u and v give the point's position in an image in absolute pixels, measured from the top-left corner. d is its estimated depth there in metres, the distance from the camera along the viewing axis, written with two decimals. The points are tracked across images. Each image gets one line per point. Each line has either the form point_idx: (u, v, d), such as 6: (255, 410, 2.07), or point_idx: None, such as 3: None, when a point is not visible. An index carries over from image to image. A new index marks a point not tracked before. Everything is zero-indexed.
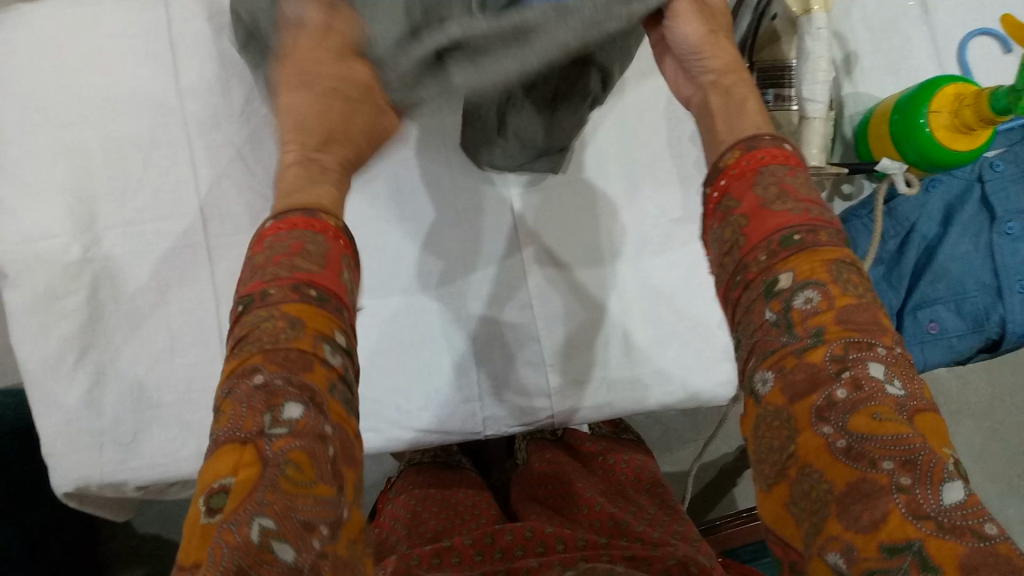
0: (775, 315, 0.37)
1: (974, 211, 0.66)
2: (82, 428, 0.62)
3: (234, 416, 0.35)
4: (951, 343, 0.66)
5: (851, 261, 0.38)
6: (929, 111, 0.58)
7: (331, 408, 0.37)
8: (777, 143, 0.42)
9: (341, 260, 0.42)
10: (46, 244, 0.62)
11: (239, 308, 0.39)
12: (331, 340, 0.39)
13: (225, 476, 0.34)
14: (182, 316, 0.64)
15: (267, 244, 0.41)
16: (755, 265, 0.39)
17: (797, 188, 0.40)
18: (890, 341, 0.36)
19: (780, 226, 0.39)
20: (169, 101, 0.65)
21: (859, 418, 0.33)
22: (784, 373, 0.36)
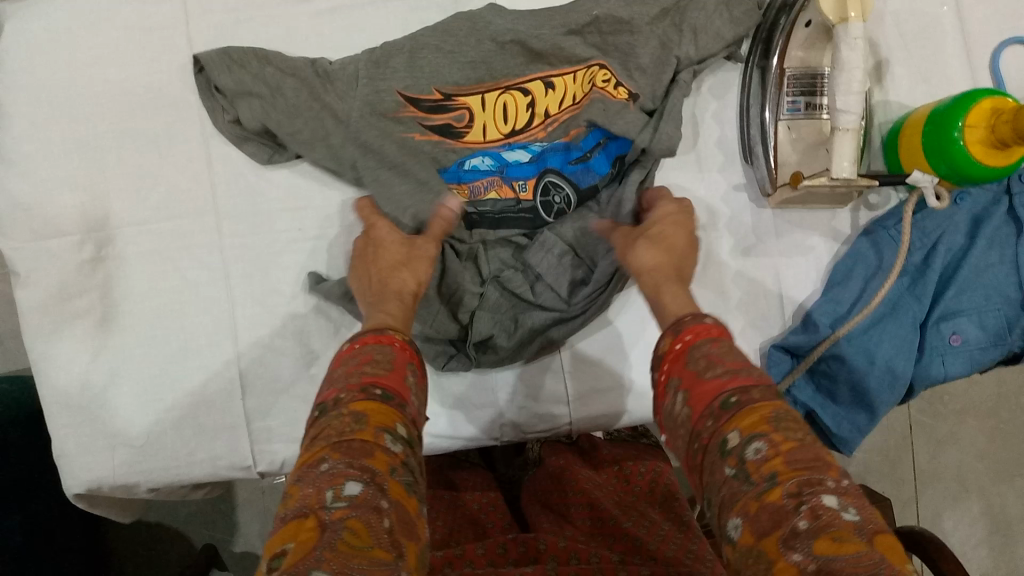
0: (734, 471, 0.38)
1: (1001, 224, 0.64)
2: (95, 429, 0.61)
3: (301, 496, 0.38)
4: (972, 355, 0.64)
5: (787, 413, 0.40)
6: (964, 125, 0.56)
7: (393, 487, 0.39)
8: (700, 321, 0.47)
9: (404, 368, 0.47)
10: (59, 243, 0.61)
11: (314, 413, 0.43)
12: (392, 431, 0.42)
13: (286, 542, 0.36)
14: (197, 317, 0.62)
15: (341, 359, 0.47)
16: (706, 430, 0.41)
17: (725, 356, 0.43)
18: (838, 474, 0.37)
19: (717, 392, 0.41)
20: (185, 98, 0.63)
21: (823, 541, 0.33)
22: (751, 516, 0.36)
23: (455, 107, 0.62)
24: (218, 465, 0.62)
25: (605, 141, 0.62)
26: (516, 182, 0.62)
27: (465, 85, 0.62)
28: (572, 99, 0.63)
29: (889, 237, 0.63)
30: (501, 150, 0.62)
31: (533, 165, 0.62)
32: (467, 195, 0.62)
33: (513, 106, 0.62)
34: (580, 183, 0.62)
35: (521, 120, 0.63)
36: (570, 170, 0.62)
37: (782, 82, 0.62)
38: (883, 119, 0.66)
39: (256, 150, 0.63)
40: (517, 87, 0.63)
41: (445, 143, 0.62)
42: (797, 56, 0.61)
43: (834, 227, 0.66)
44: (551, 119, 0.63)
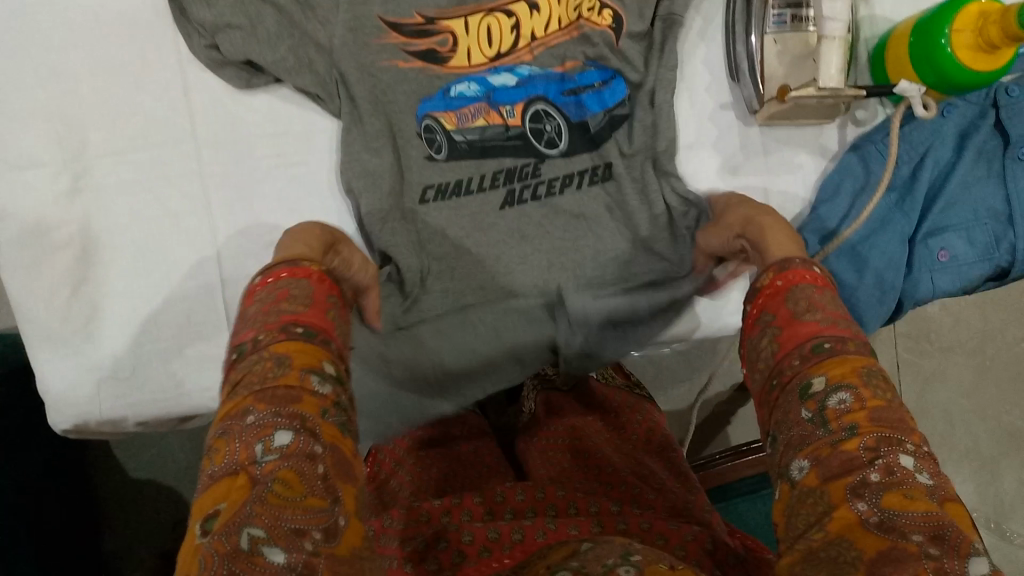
0: (812, 413, 0.41)
1: (987, 137, 0.64)
2: (79, 363, 0.60)
3: (228, 452, 0.38)
4: (960, 271, 0.63)
5: (878, 369, 0.42)
6: (951, 31, 0.56)
7: (324, 430, 0.39)
8: (806, 266, 0.48)
9: (326, 298, 0.47)
10: (36, 173, 0.60)
11: (233, 356, 0.43)
12: (318, 371, 0.42)
13: (217, 503, 0.36)
14: (180, 248, 0.62)
15: (257, 297, 0.46)
16: (790, 368, 0.44)
17: (826, 304, 0.45)
18: (917, 439, 0.40)
19: (812, 335, 0.44)
20: (160, 24, 0.61)
21: (892, 496, 0.37)
22: (820, 460, 0.39)
23: (438, 31, 0.61)
24: (207, 397, 0.62)
25: (600, 83, 0.62)
26: (503, 107, 0.62)
27: (446, 8, 0.61)
28: (557, 23, 0.62)
29: (878, 151, 0.63)
30: (487, 76, 0.62)
31: (521, 91, 0.62)
32: (455, 122, 0.61)
33: (497, 28, 0.61)
34: (571, 116, 0.62)
35: (506, 44, 0.62)
36: (562, 101, 0.62)
37: None
38: (870, 34, 0.65)
39: (234, 74, 0.61)
40: (500, 10, 0.61)
41: (430, 69, 0.61)
42: None
43: (820, 144, 0.66)
44: (537, 43, 0.62)
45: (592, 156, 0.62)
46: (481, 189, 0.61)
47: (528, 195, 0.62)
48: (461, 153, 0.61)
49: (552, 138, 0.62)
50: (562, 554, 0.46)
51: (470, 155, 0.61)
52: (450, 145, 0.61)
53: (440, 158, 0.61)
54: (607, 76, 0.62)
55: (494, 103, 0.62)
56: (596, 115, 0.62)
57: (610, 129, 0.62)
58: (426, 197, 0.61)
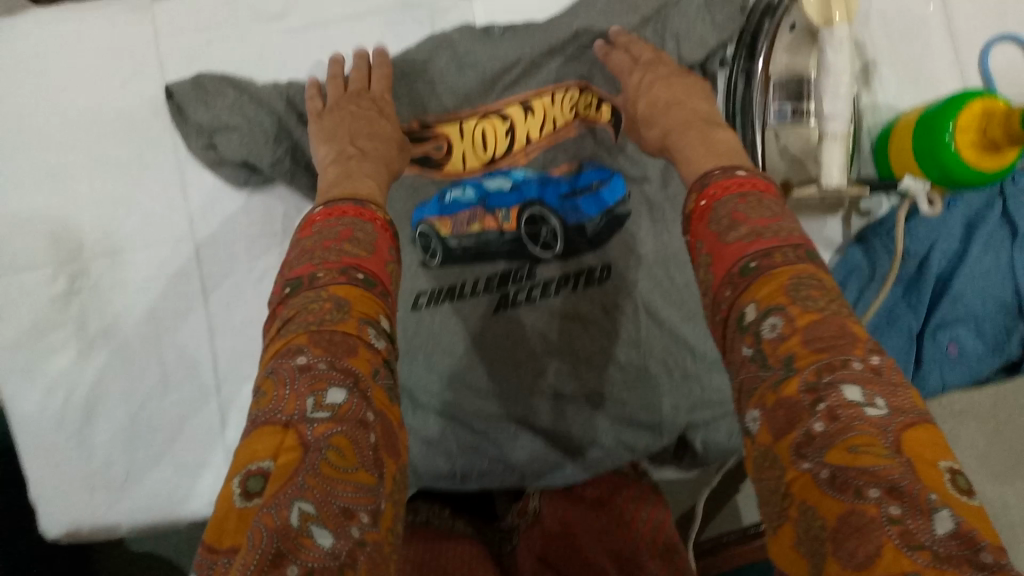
0: (751, 351, 0.34)
1: (995, 228, 0.63)
2: (71, 468, 0.60)
3: (276, 397, 0.35)
4: (969, 364, 0.64)
5: (813, 278, 0.35)
6: (954, 128, 0.55)
7: (376, 394, 0.36)
8: (732, 173, 0.42)
9: (387, 249, 0.43)
10: (31, 276, 0.59)
11: (287, 290, 0.40)
12: (375, 324, 0.38)
13: (261, 459, 0.33)
14: (174, 350, 0.61)
15: (316, 232, 0.42)
16: (725, 302, 0.37)
17: (750, 215, 0.39)
18: (865, 352, 0.32)
19: (738, 257, 0.37)
20: (154, 121, 0.60)
21: (836, 451, 0.30)
22: (768, 411, 0.32)
23: (434, 138, 0.63)
24: (202, 502, 0.61)
25: (598, 183, 0.63)
26: (498, 211, 0.62)
27: (442, 113, 0.63)
28: (551, 124, 0.63)
29: (884, 247, 0.62)
30: (483, 180, 0.63)
31: (516, 195, 0.63)
32: (449, 228, 0.62)
33: (491, 133, 0.63)
34: (567, 218, 0.62)
35: (501, 147, 0.63)
36: (558, 204, 0.62)
37: (767, 88, 0.59)
38: (872, 121, 0.64)
39: (232, 174, 0.60)
40: (496, 114, 0.63)
41: (425, 173, 0.63)
42: (782, 62, 0.59)
43: (825, 235, 0.65)
44: (532, 145, 0.64)
45: (590, 258, 0.61)
46: (475, 293, 0.61)
47: (522, 299, 0.61)
48: (455, 259, 0.62)
49: (548, 239, 0.62)
50: None
51: (463, 262, 0.62)
52: (442, 252, 0.62)
53: (434, 263, 0.62)
54: (606, 175, 0.63)
55: (488, 207, 0.62)
56: (593, 218, 0.62)
57: (609, 231, 0.62)
58: (418, 302, 0.62)
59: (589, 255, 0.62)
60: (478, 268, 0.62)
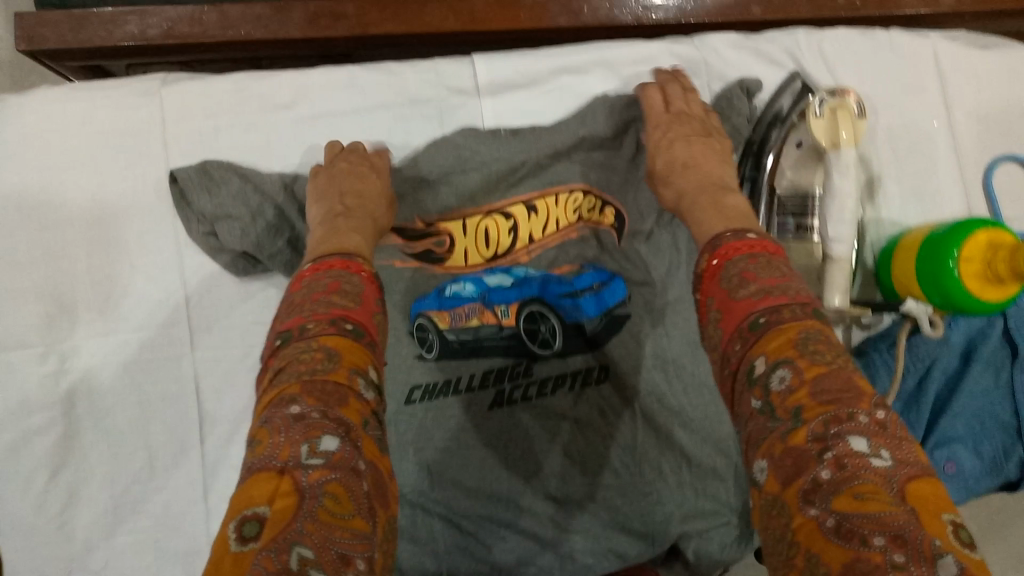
0: (761, 403, 0.38)
1: (996, 346, 0.63)
2: (49, 552, 0.58)
3: (271, 445, 0.36)
4: (966, 483, 0.62)
5: (820, 334, 0.39)
6: (958, 256, 0.55)
7: (366, 443, 0.39)
8: (739, 237, 0.47)
9: (374, 299, 0.47)
10: (21, 355, 0.59)
11: (279, 342, 0.43)
12: (364, 375, 0.41)
13: (258, 504, 0.34)
14: (162, 434, 0.60)
15: (305, 286, 0.46)
16: (734, 354, 0.41)
17: (759, 274, 0.43)
18: (869, 404, 0.36)
19: (748, 312, 0.41)
20: (158, 205, 0.61)
21: (843, 499, 0.33)
22: (778, 460, 0.36)
23: (436, 234, 0.62)
24: None
25: (598, 284, 0.62)
26: (497, 307, 0.61)
27: (443, 211, 0.63)
28: (555, 225, 0.63)
29: (883, 360, 0.62)
30: (483, 276, 0.62)
31: (516, 291, 0.61)
32: (448, 321, 0.60)
33: (494, 230, 0.63)
34: (566, 317, 0.61)
35: (504, 244, 0.63)
36: (559, 302, 0.61)
37: (771, 202, 0.60)
38: (874, 237, 0.64)
39: (231, 262, 0.60)
40: (499, 212, 0.63)
41: (424, 267, 0.62)
42: (787, 176, 0.60)
43: None
44: (534, 245, 0.63)
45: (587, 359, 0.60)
46: (473, 389, 0.59)
47: (519, 397, 0.59)
48: (451, 354, 0.60)
49: (548, 336, 0.61)
50: None
51: (461, 357, 0.60)
52: (439, 346, 0.60)
53: (432, 357, 0.59)
54: (606, 277, 0.62)
55: (487, 302, 0.61)
56: (593, 318, 0.61)
57: (610, 331, 0.61)
58: (413, 397, 0.58)
59: (585, 354, 0.61)
60: (475, 364, 0.60)
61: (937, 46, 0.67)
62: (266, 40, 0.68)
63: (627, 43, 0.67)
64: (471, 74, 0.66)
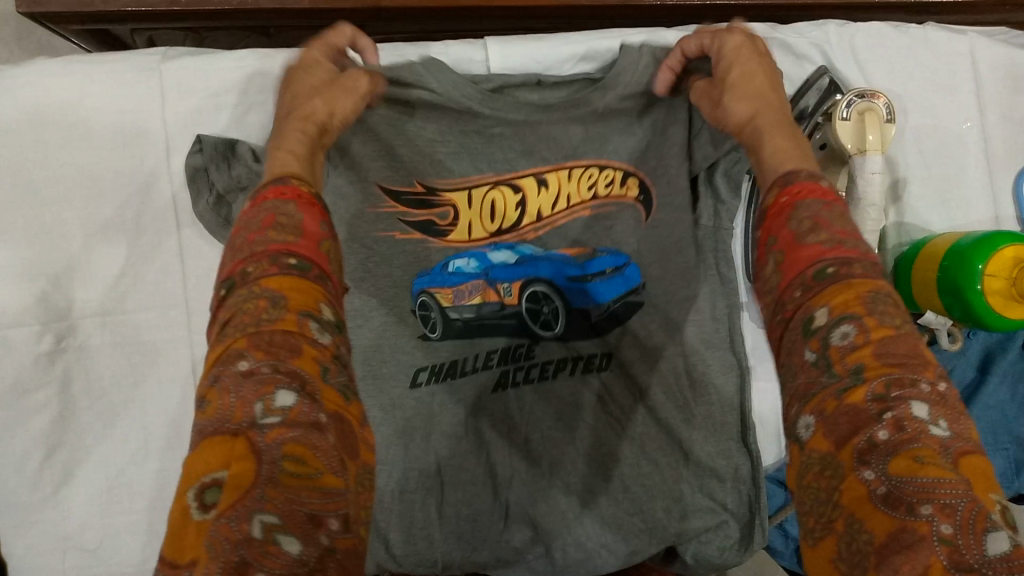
0: (813, 355, 0.33)
1: (1015, 359, 0.61)
2: (44, 531, 0.58)
3: (220, 405, 0.31)
4: None
5: (889, 294, 0.34)
6: (984, 271, 0.52)
7: (326, 394, 0.32)
8: (814, 179, 0.39)
9: (320, 226, 0.38)
10: (16, 333, 0.57)
11: (221, 292, 0.35)
12: (317, 317, 0.34)
13: (215, 469, 0.29)
14: (158, 415, 0.59)
15: (242, 223, 0.37)
16: (792, 302, 0.35)
17: (832, 221, 0.36)
18: (933, 375, 0.31)
19: (814, 260, 0.35)
20: (159, 184, 0.59)
21: (900, 460, 0.29)
22: (827, 417, 0.31)
23: (439, 204, 0.58)
24: None
25: (612, 270, 0.59)
26: (500, 285, 0.58)
27: (452, 178, 0.59)
28: (566, 201, 0.60)
29: None
30: (487, 251, 0.59)
31: (521, 269, 0.59)
32: (452, 300, 0.57)
33: (501, 203, 0.59)
34: (572, 301, 0.59)
35: (511, 219, 0.59)
36: (567, 285, 0.59)
37: None
38: (896, 243, 0.62)
39: (228, 241, 0.57)
40: (507, 184, 0.59)
41: (429, 241, 0.58)
42: None
43: None
44: (543, 222, 0.60)
45: (591, 347, 0.59)
46: (476, 370, 0.58)
47: (525, 381, 0.58)
48: (454, 333, 0.58)
49: (551, 317, 0.59)
50: None
51: (466, 339, 0.58)
52: (444, 325, 0.57)
53: (434, 335, 0.57)
54: (621, 261, 0.59)
55: (493, 279, 0.58)
56: (601, 305, 0.59)
57: (619, 319, 0.59)
58: (418, 379, 0.56)
59: (589, 340, 0.59)
60: (477, 344, 0.58)
61: (974, 44, 0.64)
62: (272, 12, 0.65)
63: (646, 31, 0.65)
64: (484, 60, 0.64)
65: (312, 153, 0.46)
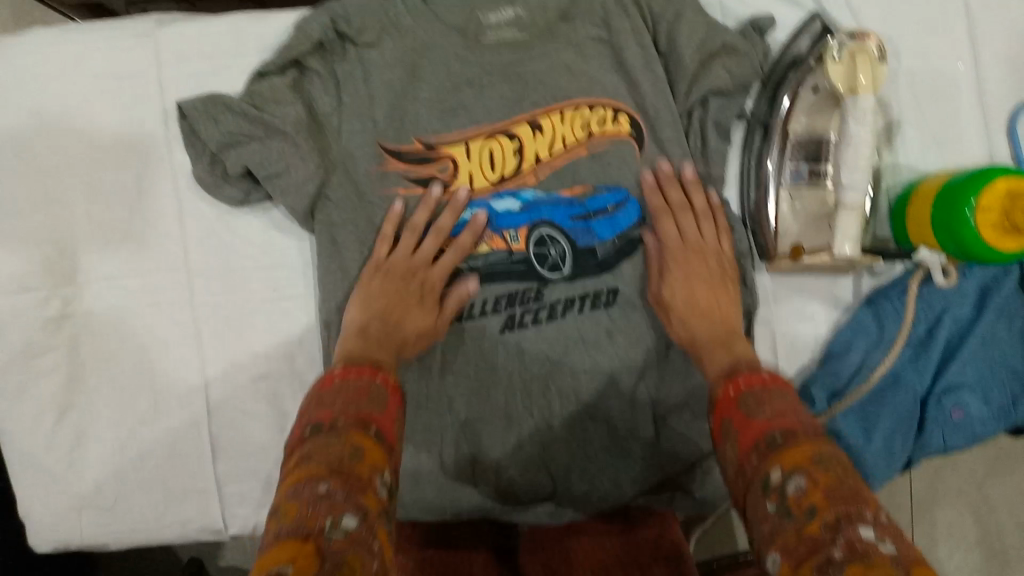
0: (774, 506, 0.38)
1: (1010, 294, 0.62)
2: (62, 490, 0.60)
3: (299, 517, 0.36)
4: (973, 429, 0.61)
5: (833, 455, 0.39)
6: (976, 204, 0.53)
7: (380, 531, 0.38)
8: (757, 372, 0.46)
9: (398, 412, 0.45)
10: (24, 299, 0.59)
11: (304, 432, 0.42)
12: (383, 477, 0.41)
13: (282, 562, 0.34)
14: (166, 377, 0.60)
15: (335, 387, 0.45)
16: (750, 467, 0.41)
17: (782, 402, 0.43)
18: (875, 510, 0.36)
19: (763, 433, 0.41)
20: (157, 149, 0.59)
21: (854, 566, 0.33)
22: (791, 548, 0.35)
23: (438, 158, 0.60)
24: (194, 527, 0.61)
25: (613, 207, 0.61)
26: (506, 232, 0.61)
27: (447, 133, 0.60)
28: (563, 142, 0.61)
29: (893, 309, 0.61)
30: (490, 200, 0.60)
31: (525, 215, 0.60)
32: (457, 249, 0.60)
33: (499, 152, 0.60)
34: (577, 241, 0.61)
35: (509, 167, 0.61)
36: (570, 225, 0.60)
37: (786, 146, 0.58)
38: (891, 184, 0.62)
39: (232, 193, 0.58)
40: (503, 133, 0.60)
41: (432, 197, 0.60)
42: (802, 121, 0.59)
43: (835, 295, 0.64)
44: (543, 166, 0.61)
45: (596, 283, 0.61)
46: (485, 314, 0.61)
47: (534, 323, 0.61)
48: (462, 280, 0.61)
49: (558, 259, 0.61)
50: None
51: (474, 286, 0.61)
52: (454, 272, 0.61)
53: None
54: (621, 197, 0.61)
55: (498, 225, 0.61)
56: (605, 242, 0.61)
57: (620, 255, 0.61)
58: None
59: (596, 278, 0.61)
60: (486, 288, 0.61)
61: None
62: None
63: None
64: None
65: (390, 352, 0.52)
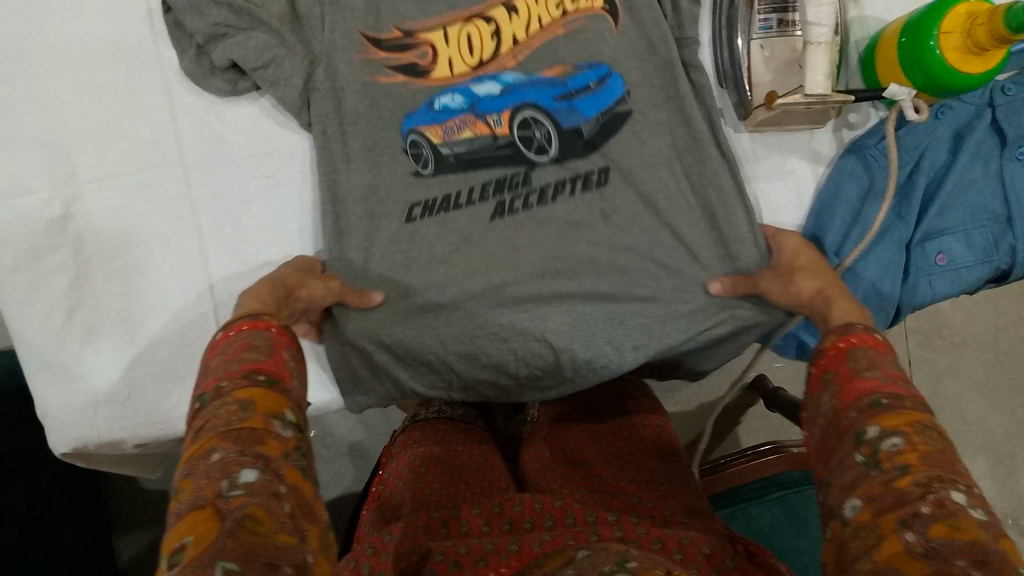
0: (864, 457, 0.38)
1: (982, 137, 0.63)
2: (76, 388, 0.60)
3: (193, 489, 0.35)
4: (958, 273, 0.62)
5: (936, 423, 0.39)
6: (940, 33, 0.55)
7: (288, 472, 0.37)
8: (870, 329, 0.44)
9: (286, 353, 0.42)
10: (27, 201, 0.60)
11: (194, 405, 0.39)
12: (280, 416, 0.39)
13: (182, 536, 0.33)
14: (168, 268, 0.62)
15: (217, 349, 0.41)
16: (847, 420, 0.40)
17: (891, 363, 0.42)
18: (968, 480, 0.37)
19: (870, 389, 0.40)
20: (143, 46, 0.62)
21: (941, 527, 0.34)
22: (874, 498, 0.37)
23: (416, 45, 0.62)
24: None
25: (596, 83, 0.61)
26: (490, 116, 0.62)
27: (426, 19, 0.62)
28: (538, 23, 0.62)
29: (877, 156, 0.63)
30: (471, 85, 0.62)
31: (507, 98, 0.62)
32: (441, 136, 0.61)
33: (477, 36, 0.62)
34: (562, 121, 0.61)
35: (488, 50, 0.62)
36: (554, 106, 0.61)
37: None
38: (859, 36, 0.64)
39: (221, 85, 0.61)
40: (479, 17, 0.62)
41: (412, 83, 0.62)
42: None
43: (813, 149, 0.66)
44: (519, 47, 0.62)
45: (583, 163, 0.62)
46: (475, 202, 0.61)
47: (523, 206, 0.61)
48: (449, 168, 0.62)
49: (545, 141, 0.62)
50: (558, 560, 0.47)
51: (462, 173, 0.62)
52: (439, 162, 0.61)
53: (429, 171, 0.61)
54: (603, 74, 0.62)
55: (481, 111, 0.62)
56: (590, 120, 0.61)
57: (605, 132, 0.62)
58: (413, 214, 0.61)
59: (583, 157, 0.62)
60: (472, 174, 0.62)
61: None
62: None
63: None
64: None
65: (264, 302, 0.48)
